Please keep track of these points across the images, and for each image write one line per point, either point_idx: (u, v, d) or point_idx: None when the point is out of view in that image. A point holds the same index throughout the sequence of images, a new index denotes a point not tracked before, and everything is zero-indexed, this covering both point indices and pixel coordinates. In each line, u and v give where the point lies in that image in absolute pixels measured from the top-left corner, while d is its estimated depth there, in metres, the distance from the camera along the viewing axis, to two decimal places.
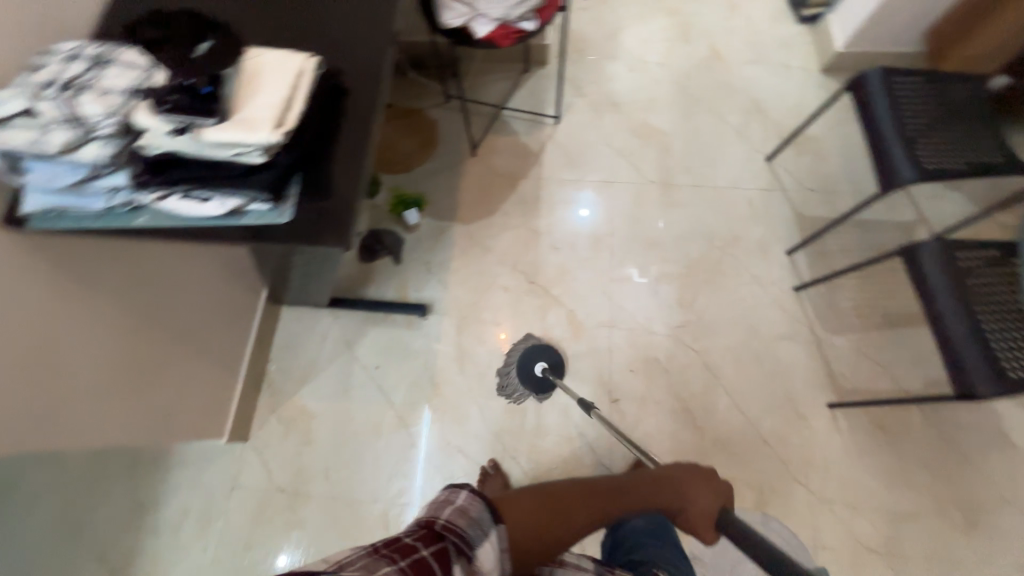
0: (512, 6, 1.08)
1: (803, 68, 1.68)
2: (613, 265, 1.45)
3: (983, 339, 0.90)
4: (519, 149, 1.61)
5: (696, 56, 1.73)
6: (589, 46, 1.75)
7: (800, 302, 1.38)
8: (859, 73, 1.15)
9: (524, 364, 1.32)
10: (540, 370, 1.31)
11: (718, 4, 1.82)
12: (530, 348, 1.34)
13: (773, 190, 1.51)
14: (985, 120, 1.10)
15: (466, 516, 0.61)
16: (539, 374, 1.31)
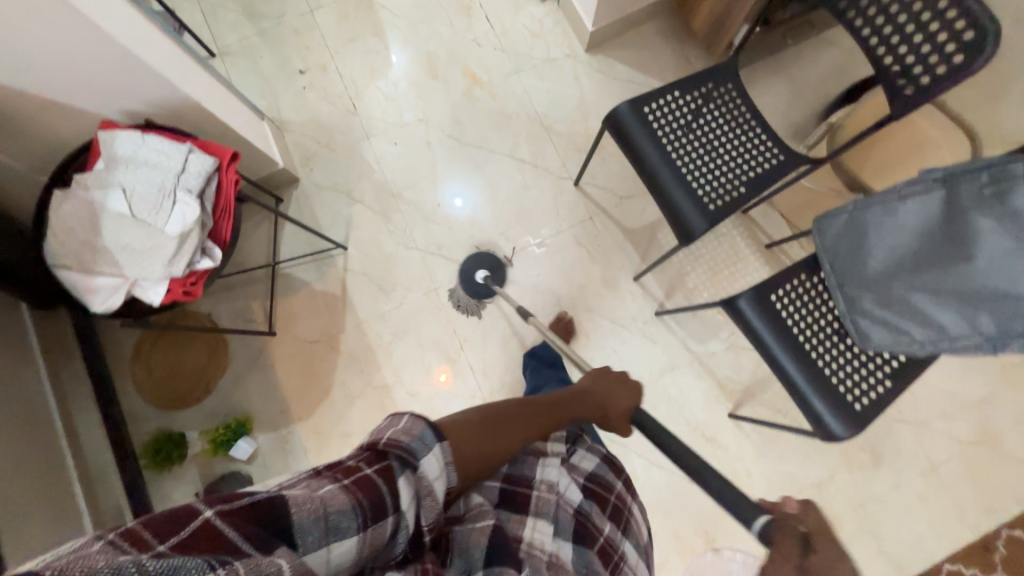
0: (171, 258, 0.79)
1: (568, 55, 1.47)
2: (473, 270, 1.36)
3: (823, 376, 0.87)
4: (321, 301, 1.36)
5: (455, 91, 1.46)
6: (334, 135, 1.45)
7: (665, 325, 1.33)
8: (610, 110, 0.98)
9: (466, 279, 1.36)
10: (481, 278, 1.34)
11: (448, 9, 1.51)
12: (478, 257, 1.37)
13: (593, 216, 1.39)
14: (750, 112, 0.98)
15: (415, 438, 0.49)
16: (476, 280, 1.35)
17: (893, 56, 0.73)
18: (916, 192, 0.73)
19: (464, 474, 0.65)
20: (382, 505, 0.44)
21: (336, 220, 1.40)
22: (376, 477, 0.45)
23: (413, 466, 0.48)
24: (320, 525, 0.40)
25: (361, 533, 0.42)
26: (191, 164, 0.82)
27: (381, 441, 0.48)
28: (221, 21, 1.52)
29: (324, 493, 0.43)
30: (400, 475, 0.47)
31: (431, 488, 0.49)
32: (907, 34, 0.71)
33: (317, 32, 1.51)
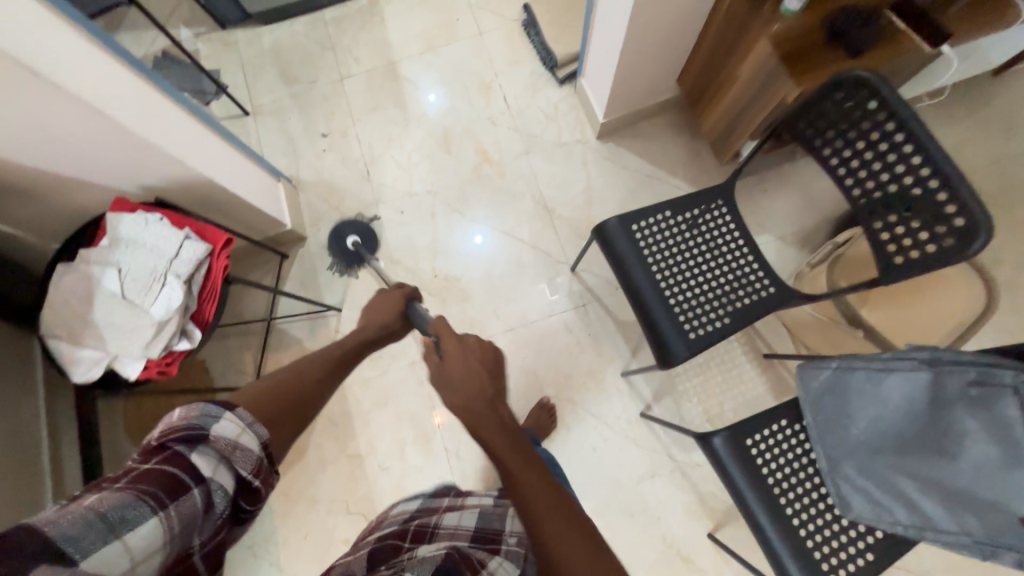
0: (150, 339, 0.83)
1: (579, 141, 1.50)
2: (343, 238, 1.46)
3: (798, 538, 0.80)
4: None
5: (464, 167, 1.51)
6: (345, 198, 1.51)
7: (649, 427, 1.28)
8: (600, 223, 0.98)
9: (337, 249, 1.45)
10: (351, 244, 1.45)
11: (468, 87, 1.58)
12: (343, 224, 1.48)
13: (587, 304, 1.37)
14: (743, 238, 0.95)
15: (194, 418, 0.51)
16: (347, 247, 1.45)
17: (882, 222, 0.70)
18: (903, 368, 0.68)
19: (436, 527, 0.72)
20: (173, 485, 0.46)
21: (335, 281, 1.44)
22: (159, 467, 0.47)
23: (203, 437, 0.50)
24: (94, 524, 0.41)
25: (160, 512, 0.44)
26: (184, 249, 0.87)
27: (155, 440, 0.49)
28: (258, 82, 1.63)
29: (91, 504, 0.43)
30: (186, 457, 0.48)
31: (234, 446, 0.52)
32: (897, 204, 0.68)
33: (344, 99, 1.60)
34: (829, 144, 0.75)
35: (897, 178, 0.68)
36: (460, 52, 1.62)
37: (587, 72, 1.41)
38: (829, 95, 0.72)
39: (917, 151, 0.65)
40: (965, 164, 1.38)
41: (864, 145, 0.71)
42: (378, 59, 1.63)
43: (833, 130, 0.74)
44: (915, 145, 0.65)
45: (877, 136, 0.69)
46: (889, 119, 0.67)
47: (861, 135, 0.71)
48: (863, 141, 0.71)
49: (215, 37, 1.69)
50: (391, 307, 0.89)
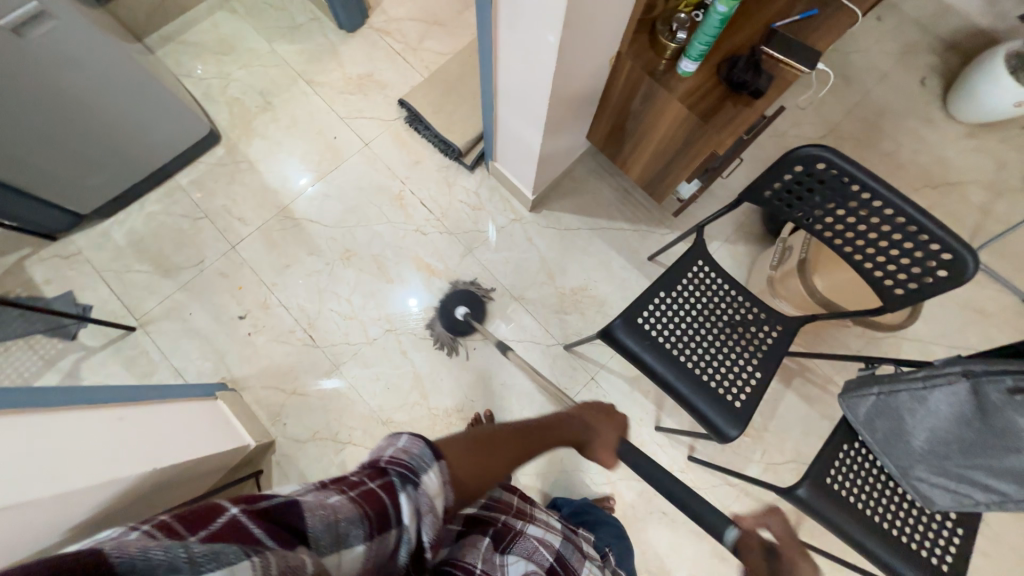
0: None
1: (515, 218, 1.46)
2: (453, 307, 1.36)
3: (898, 542, 0.86)
4: None
5: (414, 290, 1.39)
6: (299, 375, 1.31)
7: (700, 467, 1.29)
8: (604, 328, 0.96)
9: (445, 311, 1.36)
10: (462, 315, 1.35)
11: (380, 205, 1.45)
12: (462, 292, 1.38)
13: (594, 376, 1.35)
14: (734, 288, 0.99)
15: (413, 456, 0.48)
16: (458, 319, 1.35)
17: (859, 251, 0.76)
18: (940, 384, 0.74)
19: (520, 535, 0.69)
20: (387, 517, 0.43)
21: (329, 474, 1.25)
22: (379, 489, 0.44)
23: (415, 477, 0.47)
24: (332, 530, 0.39)
25: (368, 543, 0.41)
26: None
27: (383, 459, 0.47)
28: (131, 288, 1.35)
29: (333, 502, 0.42)
30: (401, 490, 0.45)
31: (433, 503, 0.47)
32: (869, 236, 0.73)
33: (246, 268, 1.39)
34: (804, 208, 0.77)
35: (866, 218, 0.72)
36: (354, 171, 1.48)
37: (499, 155, 1.37)
38: (782, 162, 0.74)
39: (885, 204, 0.69)
40: (830, 122, 1.60)
41: (822, 197, 0.75)
42: (266, 210, 1.44)
43: (798, 196, 0.76)
44: (882, 198, 0.69)
45: (832, 188, 0.73)
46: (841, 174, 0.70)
47: (830, 198, 0.74)
48: (832, 202, 0.74)
49: (47, 254, 1.36)
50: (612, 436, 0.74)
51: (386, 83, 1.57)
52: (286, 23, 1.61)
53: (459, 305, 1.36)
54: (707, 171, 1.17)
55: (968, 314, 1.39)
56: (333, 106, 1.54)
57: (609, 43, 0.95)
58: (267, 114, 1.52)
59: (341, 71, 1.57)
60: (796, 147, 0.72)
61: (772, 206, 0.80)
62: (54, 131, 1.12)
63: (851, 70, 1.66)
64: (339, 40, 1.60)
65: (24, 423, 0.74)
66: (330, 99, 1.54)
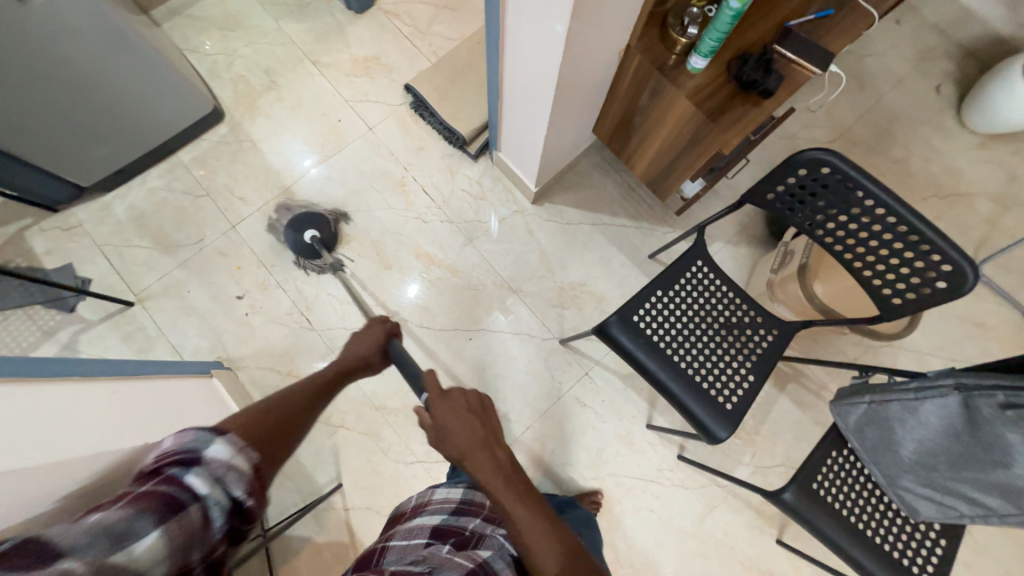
0: None
1: (516, 210, 1.45)
2: (301, 231, 1.36)
3: (881, 550, 0.86)
4: (324, 555, 1.19)
5: (411, 278, 1.39)
6: (294, 357, 1.32)
7: (690, 467, 1.30)
8: (599, 324, 0.96)
9: (295, 235, 1.37)
10: (310, 238, 1.36)
11: (381, 191, 1.45)
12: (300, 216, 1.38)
13: (588, 371, 1.35)
14: (732, 290, 0.98)
15: (188, 445, 0.55)
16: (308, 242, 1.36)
17: (859, 258, 0.75)
18: (932, 396, 0.73)
19: (488, 535, 0.69)
20: (178, 499, 0.50)
21: (321, 456, 1.26)
22: (160, 485, 0.51)
23: (198, 458, 0.55)
24: (105, 534, 0.43)
25: (159, 526, 0.46)
26: None
27: (154, 465, 0.53)
28: (130, 263, 1.35)
29: (101, 519, 0.45)
30: (185, 475, 0.53)
31: (228, 466, 0.56)
32: (871, 244, 0.72)
33: (245, 248, 1.38)
34: (807, 213, 0.76)
35: (867, 226, 0.71)
36: (357, 155, 1.47)
37: (503, 145, 1.36)
38: (786, 164, 0.73)
39: (888, 213, 0.68)
40: (842, 125, 1.57)
41: (824, 203, 0.74)
42: (267, 191, 1.43)
43: (802, 199, 0.75)
44: (885, 206, 0.68)
45: (835, 194, 0.72)
46: (844, 179, 0.69)
47: (834, 204, 0.73)
48: (835, 207, 0.73)
49: (47, 226, 1.36)
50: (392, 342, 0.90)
51: (392, 67, 1.55)
52: (294, 1, 1.59)
53: (307, 229, 1.36)
54: (712, 170, 1.16)
55: (968, 327, 1.38)
56: (339, 88, 1.52)
57: (620, 34, 0.93)
58: (271, 92, 1.51)
59: (347, 52, 1.55)
60: (802, 150, 0.71)
61: (773, 209, 0.79)
62: (56, 100, 1.11)
63: (867, 74, 1.63)
64: (347, 21, 1.58)
65: (12, 392, 0.74)
66: (335, 80, 1.53)
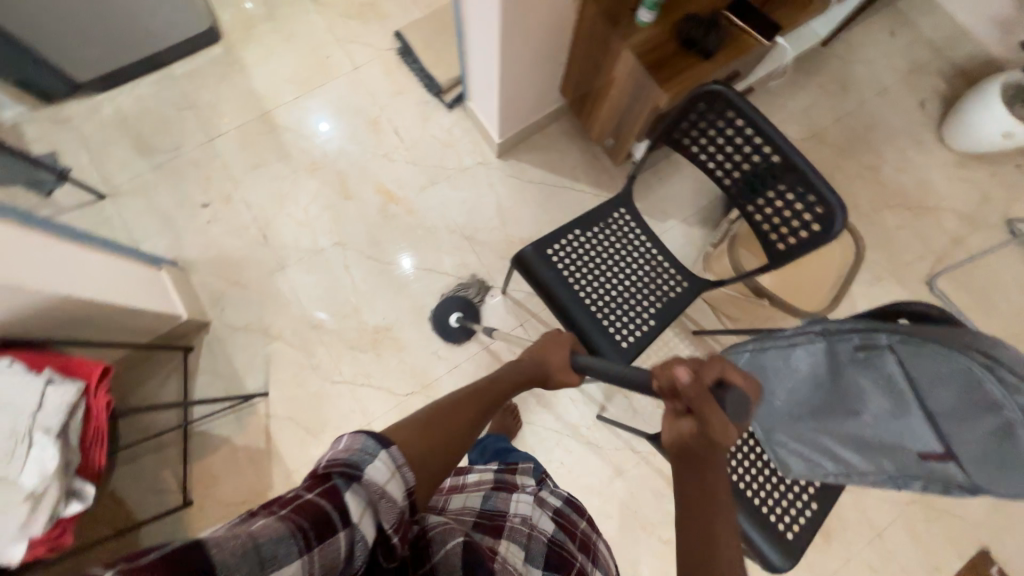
0: (27, 517, 0.69)
1: (481, 162, 1.49)
2: (447, 313, 1.37)
3: (751, 504, 0.88)
4: (243, 456, 1.25)
5: (370, 211, 1.44)
6: (245, 269, 1.38)
7: (607, 428, 1.32)
8: (517, 255, 0.99)
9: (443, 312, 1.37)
10: (456, 321, 1.36)
11: (356, 127, 1.51)
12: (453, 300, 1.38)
13: (523, 324, 1.38)
14: (651, 242, 1.01)
15: (355, 450, 0.46)
16: (451, 323, 1.36)
17: (751, 203, 0.78)
18: (803, 342, 0.75)
19: (444, 510, 0.74)
20: (330, 522, 0.41)
21: (254, 363, 1.31)
22: (321, 499, 0.42)
23: (360, 471, 0.45)
24: (250, 559, 0.36)
25: (303, 555, 0.38)
26: (51, 396, 0.74)
27: (321, 468, 0.45)
28: (109, 160, 1.43)
29: (257, 525, 0.39)
30: (345, 490, 0.43)
31: (382, 490, 0.46)
32: (761, 186, 0.76)
33: (218, 161, 1.45)
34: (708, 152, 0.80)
35: (766, 177, 0.75)
36: (338, 91, 1.53)
37: (472, 94, 1.40)
38: (692, 99, 0.76)
39: (775, 151, 0.72)
40: (817, 126, 1.58)
41: (732, 146, 0.76)
42: (249, 112, 1.50)
43: (706, 137, 0.79)
44: (773, 146, 0.72)
45: (739, 139, 0.75)
46: (748, 125, 0.73)
47: (731, 142, 0.76)
48: (733, 144, 0.76)
49: (40, 115, 1.44)
50: (558, 355, 0.84)
51: (386, 14, 1.61)
52: None
53: (452, 312, 1.37)
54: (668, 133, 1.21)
55: None
56: (332, 27, 1.59)
57: None
58: (268, 23, 1.58)
59: None
60: (707, 84, 0.73)
61: (687, 153, 0.83)
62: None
63: (852, 81, 1.64)
64: None
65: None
66: (330, 20, 1.59)
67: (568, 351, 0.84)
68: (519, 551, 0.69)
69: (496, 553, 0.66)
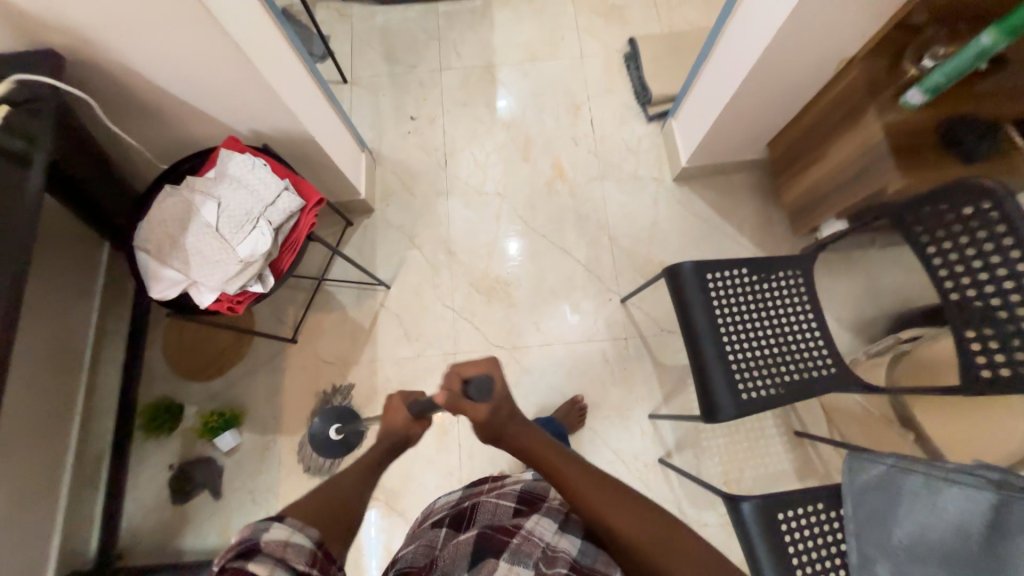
0: (228, 277, 0.86)
1: (654, 179, 1.52)
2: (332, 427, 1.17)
3: None
4: (347, 327, 1.40)
5: (539, 178, 1.54)
6: (419, 181, 1.55)
7: (665, 476, 1.26)
8: (674, 265, 0.99)
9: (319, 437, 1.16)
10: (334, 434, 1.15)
11: (559, 105, 1.62)
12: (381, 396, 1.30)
13: (627, 338, 1.38)
14: (813, 315, 0.95)
15: (247, 535, 0.51)
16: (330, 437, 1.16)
17: (968, 313, 0.77)
18: (962, 482, 0.68)
19: (480, 503, 0.79)
20: None
21: (390, 258, 1.47)
22: None
23: (257, 545, 0.50)
24: None
25: None
26: (281, 200, 0.91)
27: (223, 556, 0.50)
28: (361, 56, 1.70)
29: None
30: (241, 566, 0.48)
31: (284, 546, 0.51)
32: (990, 301, 0.75)
33: (438, 89, 1.66)
34: (942, 249, 0.79)
35: (998, 283, 0.74)
36: (558, 70, 1.66)
37: (681, 113, 1.44)
38: (955, 188, 0.76)
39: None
40: None
41: (975, 252, 0.76)
42: (479, 60, 1.69)
43: (949, 236, 0.79)
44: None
45: (989, 245, 0.75)
46: (1007, 234, 0.73)
47: (977, 248, 0.76)
48: (974, 249, 0.76)
49: (332, 5, 1.77)
50: (396, 407, 0.78)
51: (629, 20, 1.70)
52: None
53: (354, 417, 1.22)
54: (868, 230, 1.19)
55: None
56: (578, 15, 1.72)
57: (847, 39, 0.98)
58: None
59: None
60: (973, 178, 0.75)
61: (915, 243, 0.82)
62: None
63: None
64: None
65: (289, 59, 0.99)
66: (579, 9, 1.73)
67: (403, 402, 0.78)
68: (554, 524, 0.70)
69: (523, 529, 0.68)
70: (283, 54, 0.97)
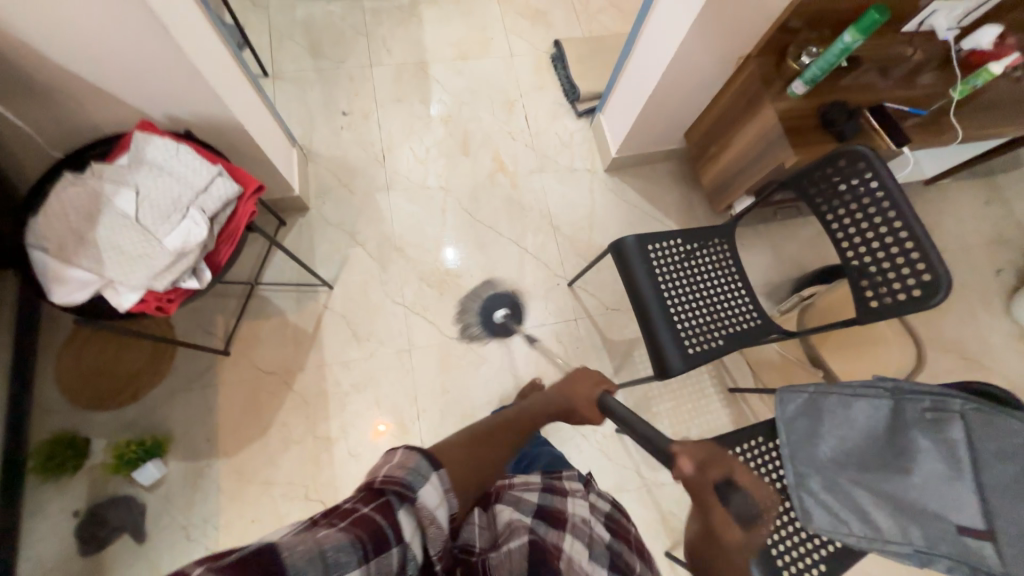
0: (155, 273, 0.77)
1: (588, 170, 1.62)
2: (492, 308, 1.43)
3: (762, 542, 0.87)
4: (289, 332, 1.30)
5: (480, 172, 1.57)
6: (356, 177, 1.50)
7: (622, 443, 1.34)
8: (619, 240, 1.07)
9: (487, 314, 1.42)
10: (500, 316, 1.42)
11: (494, 102, 1.66)
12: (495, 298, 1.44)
13: (577, 319, 1.44)
14: (738, 277, 1.08)
15: (409, 469, 0.49)
16: (495, 317, 1.42)
17: (858, 258, 0.90)
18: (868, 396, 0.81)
19: (496, 512, 0.67)
20: (382, 536, 0.45)
21: (331, 257, 1.40)
22: (376, 515, 0.45)
23: (412, 491, 0.48)
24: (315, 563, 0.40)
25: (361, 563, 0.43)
26: (214, 186, 0.83)
27: (376, 482, 0.47)
28: (282, 50, 1.61)
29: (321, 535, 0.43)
30: (399, 508, 0.47)
31: (432, 511, 0.50)
32: (872, 246, 0.88)
33: (370, 85, 1.62)
34: (833, 207, 0.94)
35: (877, 230, 0.88)
36: (490, 68, 1.71)
37: (607, 108, 1.56)
38: (835, 155, 0.92)
39: (900, 221, 0.85)
40: None
41: (857, 207, 0.90)
42: (410, 57, 1.68)
43: (836, 196, 0.94)
44: (898, 212, 0.85)
45: (867, 198, 0.89)
46: (879, 188, 0.87)
47: (858, 202, 0.90)
48: (857, 204, 0.90)
49: None
50: (586, 388, 0.86)
51: (552, 24, 1.81)
52: None
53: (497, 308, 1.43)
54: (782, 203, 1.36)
55: None
56: (504, 18, 1.79)
57: (741, 39, 1.14)
58: None
59: None
60: (852, 146, 0.90)
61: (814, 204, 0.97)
62: None
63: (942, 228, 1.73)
64: None
65: (211, 39, 0.92)
66: (505, 12, 1.80)
67: (599, 389, 0.86)
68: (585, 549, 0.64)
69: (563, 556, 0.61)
70: (205, 32, 0.90)
